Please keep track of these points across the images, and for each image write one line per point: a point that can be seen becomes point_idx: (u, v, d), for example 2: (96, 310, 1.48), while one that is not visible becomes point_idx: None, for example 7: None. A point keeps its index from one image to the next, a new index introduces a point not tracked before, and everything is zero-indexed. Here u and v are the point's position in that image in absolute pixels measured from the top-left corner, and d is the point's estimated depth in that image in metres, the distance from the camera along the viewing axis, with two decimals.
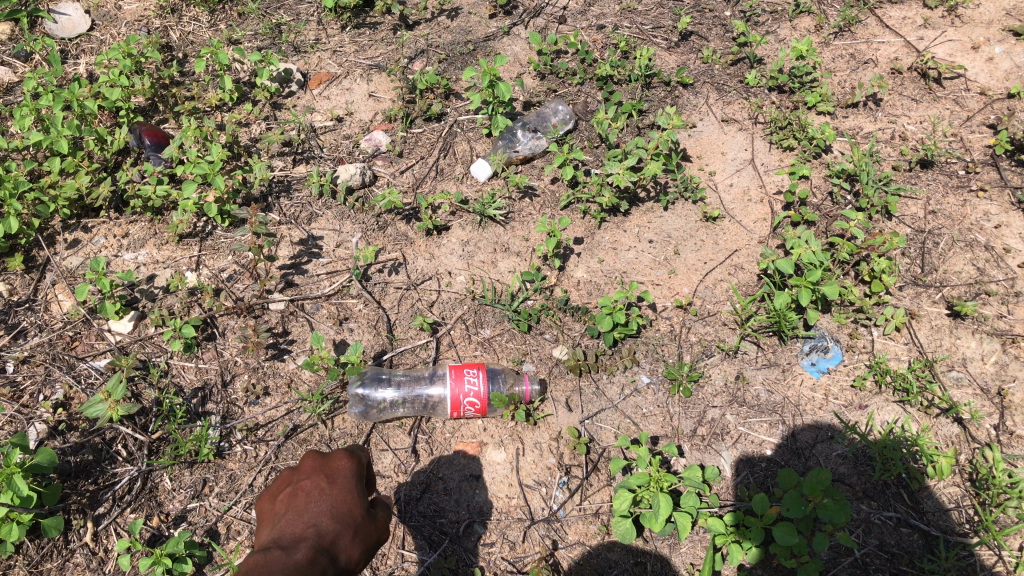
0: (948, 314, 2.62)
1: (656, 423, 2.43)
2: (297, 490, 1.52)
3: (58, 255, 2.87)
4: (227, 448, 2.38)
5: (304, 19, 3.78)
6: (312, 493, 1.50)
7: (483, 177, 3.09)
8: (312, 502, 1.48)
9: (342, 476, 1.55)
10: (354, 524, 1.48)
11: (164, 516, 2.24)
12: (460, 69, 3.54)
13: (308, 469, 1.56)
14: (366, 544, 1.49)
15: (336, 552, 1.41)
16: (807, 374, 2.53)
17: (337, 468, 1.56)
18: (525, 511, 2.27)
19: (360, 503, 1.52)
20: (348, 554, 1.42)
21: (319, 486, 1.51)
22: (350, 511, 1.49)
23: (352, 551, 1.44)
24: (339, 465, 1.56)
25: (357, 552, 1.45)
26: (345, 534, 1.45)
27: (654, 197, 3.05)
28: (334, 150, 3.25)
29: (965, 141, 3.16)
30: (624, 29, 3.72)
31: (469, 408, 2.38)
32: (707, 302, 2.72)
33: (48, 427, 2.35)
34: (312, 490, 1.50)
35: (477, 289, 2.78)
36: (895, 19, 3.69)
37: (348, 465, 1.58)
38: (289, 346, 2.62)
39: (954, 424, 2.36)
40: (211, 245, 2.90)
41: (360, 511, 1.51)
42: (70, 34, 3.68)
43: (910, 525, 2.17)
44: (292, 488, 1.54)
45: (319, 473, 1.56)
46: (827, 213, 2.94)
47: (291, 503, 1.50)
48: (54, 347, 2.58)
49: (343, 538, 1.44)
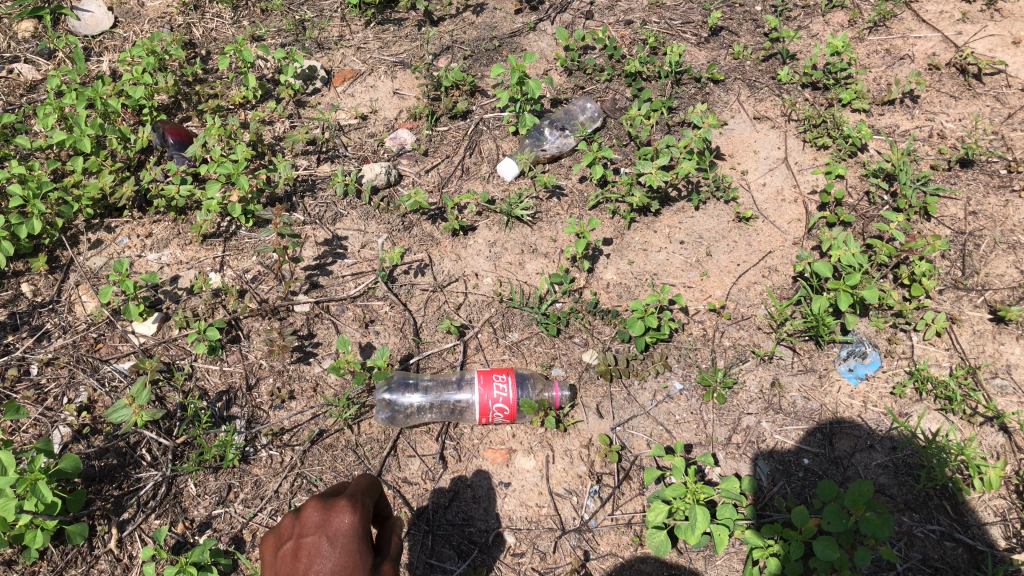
0: (990, 319, 2.52)
1: (689, 430, 2.37)
2: (304, 506, 1.41)
3: (82, 255, 2.87)
4: (253, 453, 2.35)
5: (328, 15, 3.74)
6: (334, 527, 1.36)
7: (510, 176, 3.04)
8: (346, 505, 1.39)
9: (382, 513, 1.60)
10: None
11: (189, 523, 2.21)
12: (485, 66, 3.49)
13: (310, 521, 1.37)
14: None
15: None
16: (844, 380, 2.44)
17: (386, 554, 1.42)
18: (556, 520, 2.22)
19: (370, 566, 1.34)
20: None
21: (321, 543, 1.33)
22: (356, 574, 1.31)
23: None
24: (340, 521, 1.36)
25: None
26: None
27: (685, 197, 2.98)
28: (358, 148, 3.21)
29: (1007, 139, 3.05)
30: (653, 25, 3.64)
31: (498, 414, 2.33)
32: (741, 306, 2.65)
33: (73, 431, 2.35)
34: (314, 548, 1.33)
35: (505, 291, 2.73)
36: (932, 14, 3.58)
37: (367, 484, 1.55)
38: (314, 349, 2.59)
39: (999, 433, 2.26)
40: (236, 245, 2.88)
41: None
42: (93, 32, 3.66)
43: (954, 539, 2.08)
44: (295, 541, 1.36)
45: (340, 488, 1.56)
46: (864, 214, 2.86)
47: (315, 519, 1.37)
48: (78, 349, 2.57)
49: None
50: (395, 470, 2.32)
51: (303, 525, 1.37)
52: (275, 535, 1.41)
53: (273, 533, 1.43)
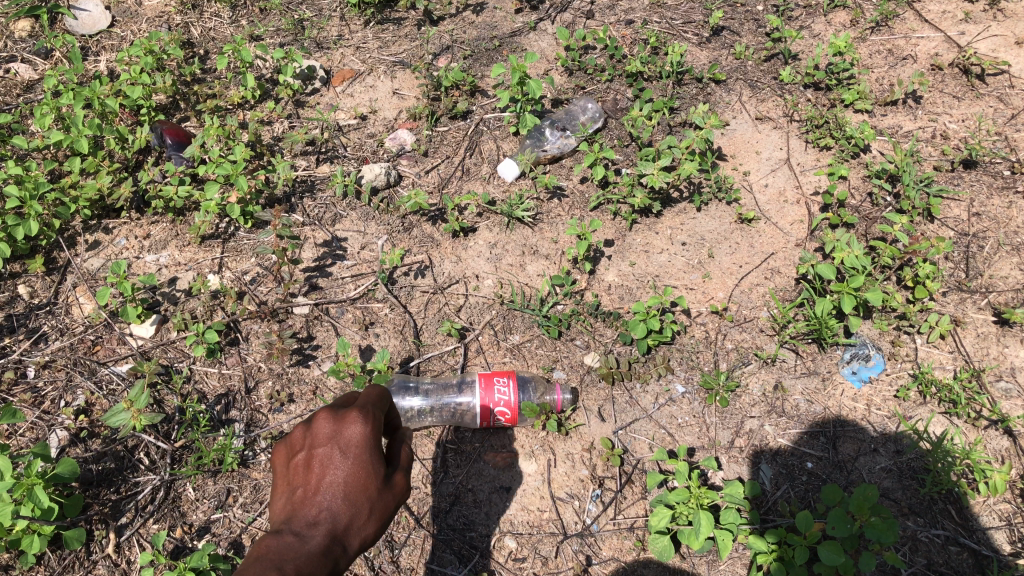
0: (994, 321, 2.51)
1: (692, 434, 2.35)
2: (315, 418, 1.52)
3: (80, 256, 2.84)
4: (252, 456, 2.33)
5: (327, 15, 3.71)
6: (346, 439, 1.47)
7: (511, 177, 3.02)
8: (355, 418, 1.49)
9: (394, 414, 1.69)
10: (369, 502, 1.46)
11: (188, 528, 2.20)
12: (485, 66, 3.47)
13: (322, 432, 1.48)
14: (383, 515, 1.48)
15: (348, 540, 1.41)
16: (848, 383, 2.42)
17: (399, 459, 1.55)
18: (558, 525, 2.20)
19: (379, 476, 1.48)
20: (361, 536, 1.43)
21: (333, 455, 1.46)
22: (365, 486, 1.46)
23: (366, 533, 1.44)
24: (352, 433, 1.48)
25: (371, 529, 1.45)
26: (359, 517, 1.44)
27: (687, 198, 2.96)
28: (358, 148, 3.19)
29: (1010, 140, 3.03)
30: (654, 24, 3.62)
31: (500, 417, 2.29)
32: (744, 308, 2.63)
33: (70, 434, 2.33)
34: (326, 459, 1.46)
35: (505, 294, 2.72)
36: (935, 14, 3.56)
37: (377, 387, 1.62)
38: (313, 352, 2.57)
39: (1004, 437, 2.25)
40: (234, 247, 2.86)
41: (376, 487, 1.47)
42: (90, 31, 3.63)
43: (959, 543, 2.07)
44: (307, 452, 1.48)
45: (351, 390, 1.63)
46: (866, 215, 2.84)
47: (326, 433, 1.48)
48: (75, 352, 2.55)
49: (357, 520, 1.44)
50: None
51: (315, 437, 1.49)
52: (289, 443, 1.53)
53: (285, 442, 1.54)
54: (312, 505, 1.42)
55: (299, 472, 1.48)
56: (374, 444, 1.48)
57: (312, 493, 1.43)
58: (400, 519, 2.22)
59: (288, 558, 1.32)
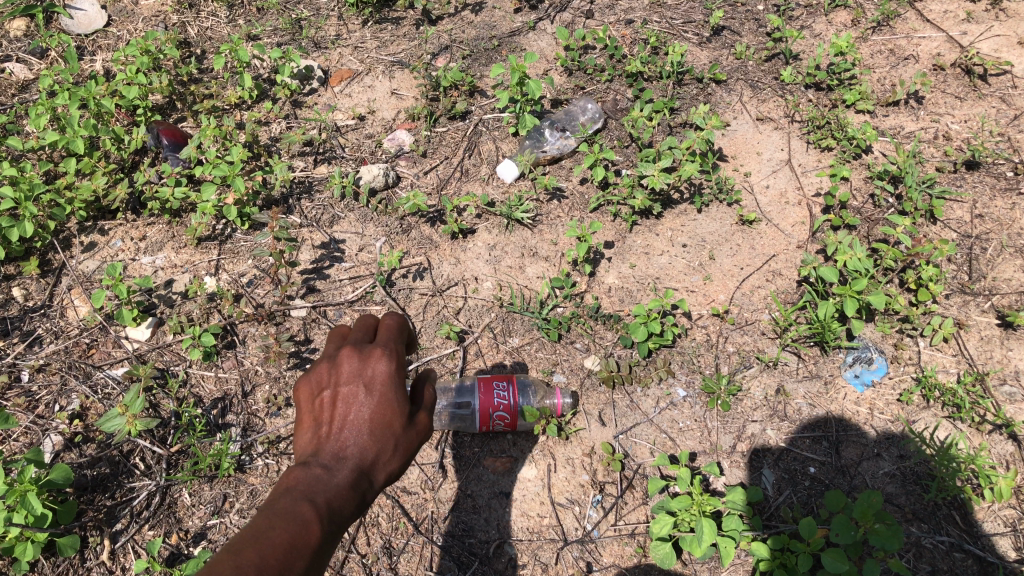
0: (998, 324, 2.49)
1: (693, 438, 2.33)
2: (340, 354, 1.47)
3: (75, 258, 2.82)
4: (249, 461, 2.30)
5: (324, 14, 3.69)
6: (372, 375, 1.44)
7: (510, 178, 2.99)
8: (381, 356, 1.46)
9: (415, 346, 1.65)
10: (396, 439, 1.44)
11: (184, 534, 2.17)
12: (484, 66, 3.44)
13: (347, 368, 1.45)
14: (409, 451, 1.47)
15: (375, 474, 1.41)
16: (850, 387, 2.41)
17: (423, 398, 1.52)
18: (558, 531, 2.18)
19: (406, 414, 1.45)
20: (389, 470, 1.43)
21: (359, 392, 1.43)
22: (392, 423, 1.43)
23: (393, 467, 1.44)
24: (379, 370, 1.45)
25: (398, 464, 1.44)
26: (386, 451, 1.42)
27: (688, 199, 2.94)
28: (356, 149, 3.16)
29: (1013, 141, 3.01)
30: (654, 24, 3.59)
31: (499, 421, 2.26)
32: (745, 310, 2.61)
33: (64, 439, 2.30)
34: (352, 396, 1.43)
35: (505, 296, 2.69)
36: (937, 13, 3.54)
37: (398, 318, 1.56)
38: (311, 355, 2.54)
39: (1008, 442, 2.23)
40: (231, 249, 2.84)
41: (402, 424, 1.44)
42: (86, 30, 3.60)
43: (964, 550, 2.05)
44: (331, 387, 1.44)
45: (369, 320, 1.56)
46: (869, 217, 2.82)
47: (351, 369, 1.45)
48: (70, 355, 2.53)
49: (385, 454, 1.42)
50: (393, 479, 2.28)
51: (339, 374, 1.45)
52: (309, 377, 1.47)
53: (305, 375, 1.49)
54: (338, 441, 1.40)
55: (321, 408, 1.44)
56: (400, 381, 1.45)
57: (338, 429, 1.41)
58: (399, 525, 2.19)
59: (317, 493, 1.31)
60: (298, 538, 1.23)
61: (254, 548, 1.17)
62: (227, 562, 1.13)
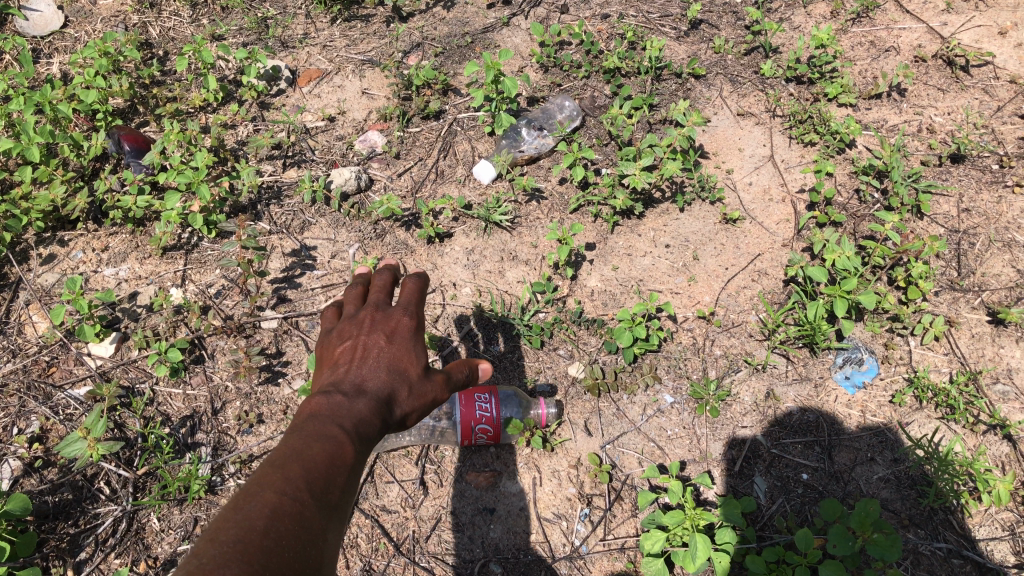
0: (989, 321, 2.44)
1: (682, 446, 2.25)
2: (363, 315, 1.59)
3: (33, 271, 2.68)
4: (220, 483, 2.19)
5: (291, 12, 3.56)
6: (392, 329, 1.55)
7: (487, 179, 2.90)
8: (402, 315, 1.59)
9: None
10: (410, 381, 1.48)
11: (152, 561, 2.05)
12: (458, 63, 3.33)
13: (368, 325, 1.56)
14: (422, 398, 1.50)
15: (393, 409, 1.42)
16: (841, 389, 2.35)
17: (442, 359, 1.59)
18: (546, 548, 2.09)
19: (421, 364, 1.52)
20: (404, 409, 1.45)
21: (379, 341, 1.51)
22: (408, 368, 1.49)
23: (407, 407, 1.46)
24: (398, 326, 1.56)
25: (412, 406, 1.47)
26: (402, 389, 1.45)
27: (670, 198, 2.86)
28: (326, 152, 3.04)
29: (996, 133, 2.98)
30: (631, 18, 3.51)
31: (481, 435, 2.16)
32: (731, 312, 2.54)
33: (23, 464, 2.17)
34: (372, 345, 1.50)
35: (485, 302, 2.60)
36: (916, 4, 3.50)
37: (418, 290, 1.68)
38: (283, 369, 2.43)
39: (1003, 442, 2.18)
40: (198, 258, 2.71)
41: (417, 372, 1.51)
42: (42, 32, 3.45)
43: (963, 556, 2.00)
44: (351, 340, 1.52)
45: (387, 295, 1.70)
46: (854, 213, 2.76)
47: (373, 325, 1.55)
48: (28, 375, 2.39)
49: (401, 392, 1.45)
50: (373, 498, 2.18)
51: (361, 329, 1.55)
52: (332, 337, 1.57)
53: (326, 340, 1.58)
54: (359, 374, 1.43)
55: (341, 355, 1.50)
56: (416, 338, 1.56)
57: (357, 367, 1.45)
58: (380, 545, 2.10)
59: (344, 416, 1.30)
60: (337, 450, 1.21)
61: (298, 461, 1.14)
62: (277, 469, 1.10)
